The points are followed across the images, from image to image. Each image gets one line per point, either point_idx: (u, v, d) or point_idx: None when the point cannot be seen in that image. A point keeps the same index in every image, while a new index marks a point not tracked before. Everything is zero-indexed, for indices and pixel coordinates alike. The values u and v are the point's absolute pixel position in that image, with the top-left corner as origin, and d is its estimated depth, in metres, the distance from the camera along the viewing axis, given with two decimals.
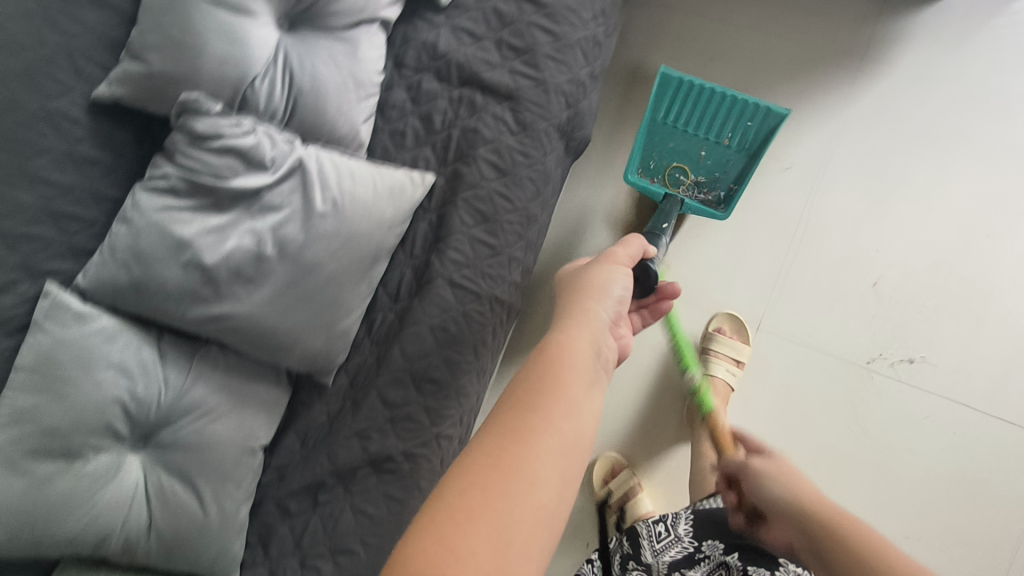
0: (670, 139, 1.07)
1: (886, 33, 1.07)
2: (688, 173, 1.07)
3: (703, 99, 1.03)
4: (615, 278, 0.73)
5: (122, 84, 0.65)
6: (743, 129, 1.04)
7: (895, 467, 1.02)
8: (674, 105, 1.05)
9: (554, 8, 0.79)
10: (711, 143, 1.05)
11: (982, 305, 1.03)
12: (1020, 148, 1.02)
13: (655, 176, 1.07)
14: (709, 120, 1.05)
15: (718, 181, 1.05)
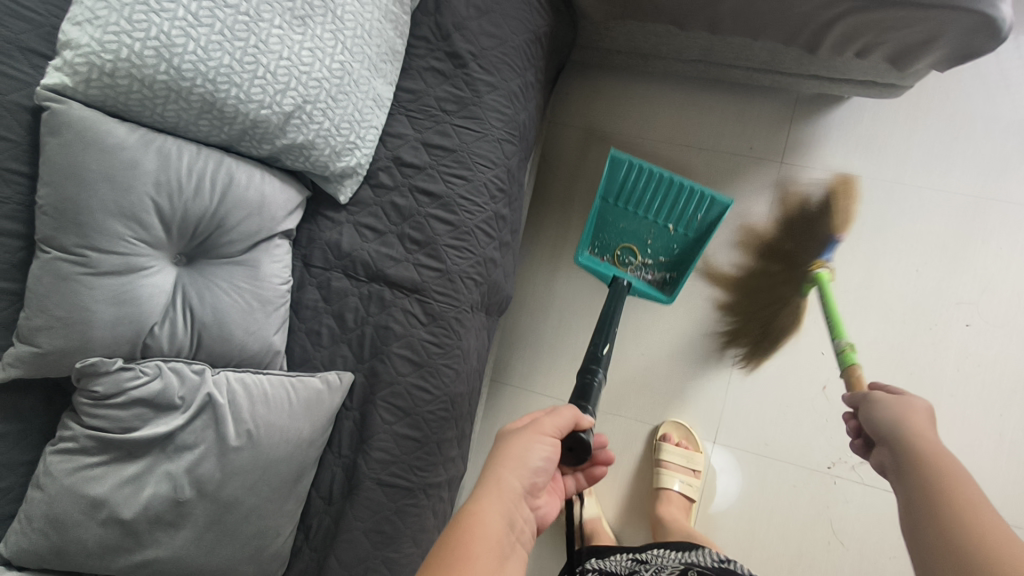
0: (620, 220, 1.05)
1: (799, 138, 1.09)
2: (636, 253, 1.05)
3: (650, 185, 1.01)
4: (535, 449, 0.57)
5: (16, 365, 0.65)
6: (688, 217, 1.01)
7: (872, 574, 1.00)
8: (624, 186, 1.03)
9: (448, 197, 0.80)
10: (657, 228, 1.03)
11: (934, 399, 1.02)
12: (943, 237, 1.04)
13: (604, 254, 1.06)
14: (654, 206, 1.03)
15: (666, 265, 1.04)
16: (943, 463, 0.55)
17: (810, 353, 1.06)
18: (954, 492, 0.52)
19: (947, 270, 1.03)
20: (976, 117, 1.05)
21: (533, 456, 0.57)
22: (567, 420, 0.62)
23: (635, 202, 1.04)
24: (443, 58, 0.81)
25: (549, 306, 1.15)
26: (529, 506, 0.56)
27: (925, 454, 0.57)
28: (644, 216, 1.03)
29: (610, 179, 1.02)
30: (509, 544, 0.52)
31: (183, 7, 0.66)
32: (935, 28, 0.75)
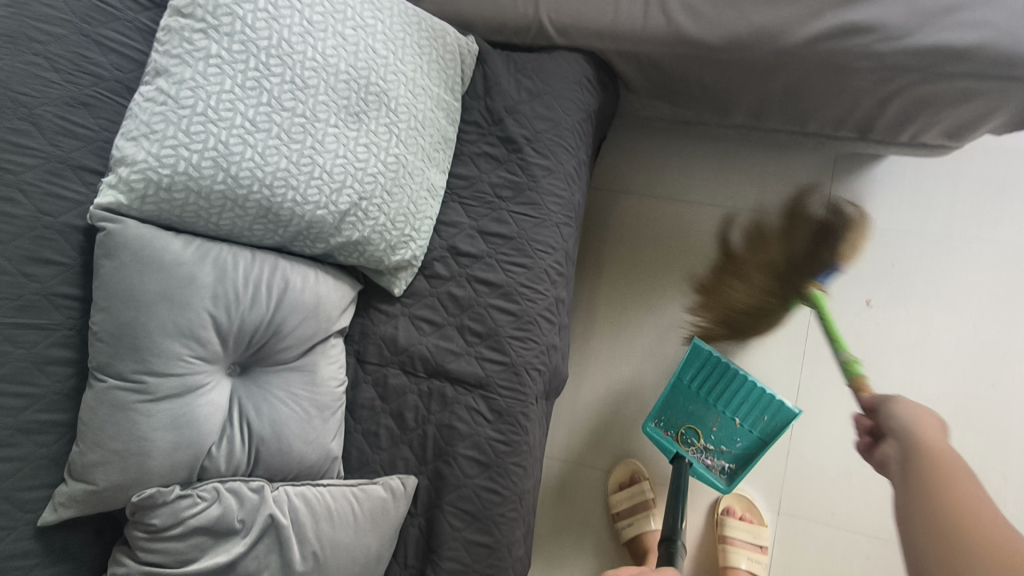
0: (690, 403, 1.03)
1: (841, 196, 1.07)
2: (701, 436, 1.02)
3: (726, 378, 0.99)
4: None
5: (69, 506, 0.60)
6: (758, 413, 0.99)
7: None
8: (697, 372, 1.01)
9: (509, 286, 0.77)
10: (724, 418, 1.01)
11: (1004, 458, 0.99)
12: (996, 292, 1.02)
13: (668, 430, 1.03)
14: (724, 398, 1.01)
15: (726, 455, 1.01)
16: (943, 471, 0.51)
17: None
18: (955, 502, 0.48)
19: (1003, 324, 1.02)
20: (1017, 171, 1.04)
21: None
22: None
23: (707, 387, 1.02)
24: (496, 142, 0.80)
25: (599, 372, 1.10)
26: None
27: (923, 451, 0.54)
28: (713, 405, 1.02)
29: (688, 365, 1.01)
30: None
31: (241, 114, 0.63)
32: (995, 105, 0.76)
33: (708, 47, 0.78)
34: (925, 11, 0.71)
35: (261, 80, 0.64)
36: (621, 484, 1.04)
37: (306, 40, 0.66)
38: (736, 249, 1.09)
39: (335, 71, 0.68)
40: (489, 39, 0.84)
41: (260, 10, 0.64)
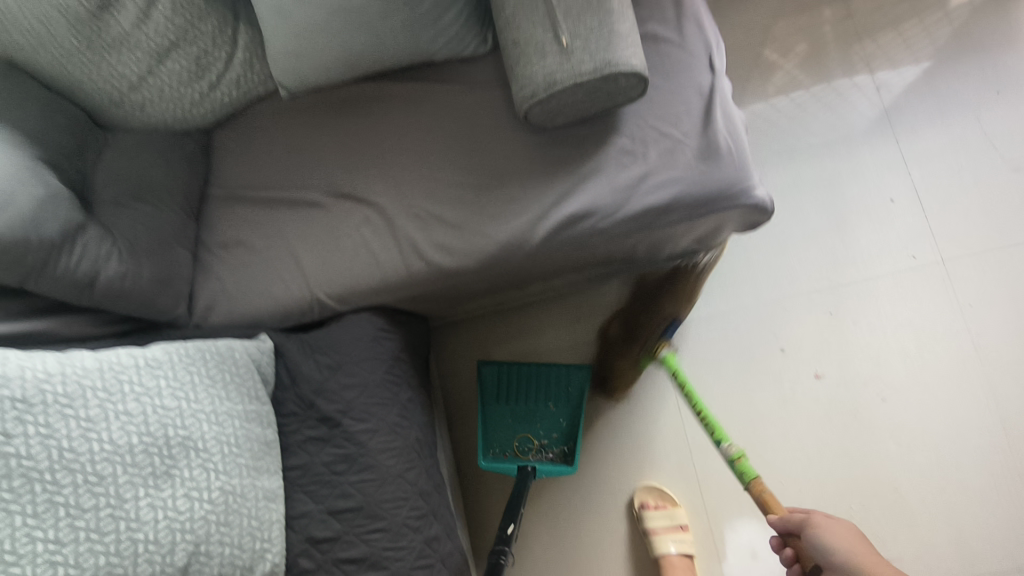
0: (505, 416, 1.11)
1: None
2: (532, 438, 1.10)
3: (520, 377, 1.11)
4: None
5: None
6: (562, 389, 1.11)
7: None
8: (499, 387, 1.12)
9: (373, 556, 0.79)
10: (540, 411, 1.11)
11: (892, 483, 1.02)
12: (818, 336, 1.10)
13: (504, 451, 1.10)
14: (531, 393, 1.12)
15: (557, 439, 1.10)
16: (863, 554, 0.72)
17: (776, 482, 1.04)
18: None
19: (839, 359, 1.09)
20: (788, 228, 1.16)
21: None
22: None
23: (512, 396, 1.12)
24: (317, 423, 0.84)
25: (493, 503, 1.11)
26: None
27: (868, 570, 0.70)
28: (527, 407, 1.11)
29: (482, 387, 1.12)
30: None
31: (42, 539, 0.63)
32: (719, 220, 0.85)
33: (468, 269, 0.84)
34: (623, 185, 0.81)
35: (52, 497, 0.65)
36: None
37: (89, 435, 0.69)
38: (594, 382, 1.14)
39: (127, 448, 0.70)
40: (282, 326, 0.90)
41: (30, 435, 0.66)
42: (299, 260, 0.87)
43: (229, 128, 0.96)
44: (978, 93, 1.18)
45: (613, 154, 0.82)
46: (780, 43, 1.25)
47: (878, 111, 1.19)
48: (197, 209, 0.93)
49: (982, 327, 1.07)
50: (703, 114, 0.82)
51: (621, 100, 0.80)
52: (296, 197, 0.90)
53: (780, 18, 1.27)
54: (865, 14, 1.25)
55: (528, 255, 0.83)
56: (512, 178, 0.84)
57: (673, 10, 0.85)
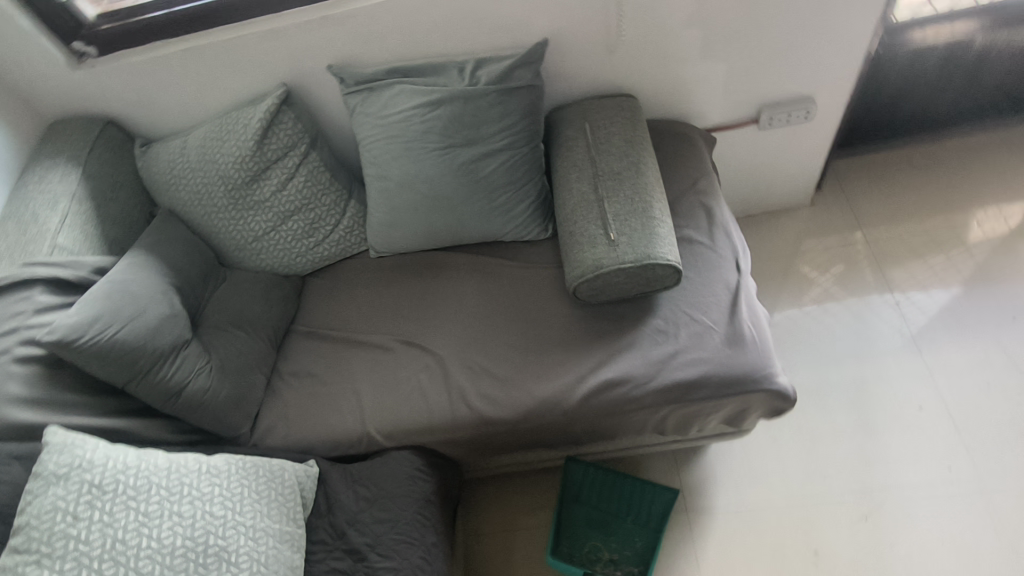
0: (581, 521, 1.12)
1: (689, 486, 1.16)
2: (603, 551, 1.09)
3: (606, 484, 1.12)
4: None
5: None
6: (646, 508, 1.11)
7: None
8: (581, 492, 1.14)
9: None
10: (618, 524, 1.11)
11: None
12: (855, 541, 1.07)
13: (573, 554, 1.09)
14: (613, 503, 1.12)
15: (630, 558, 1.07)
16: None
17: None
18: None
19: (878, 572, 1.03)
20: (818, 425, 1.19)
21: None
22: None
23: (593, 502, 1.13)
24: (342, 555, 0.86)
25: None
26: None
27: None
28: (604, 518, 1.11)
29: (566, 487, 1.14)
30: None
31: None
32: (743, 403, 0.91)
33: (507, 421, 0.92)
34: (655, 361, 0.90)
35: None
36: None
37: (141, 530, 0.74)
38: None
39: (169, 549, 0.75)
40: (330, 454, 0.96)
41: (93, 521, 0.73)
42: (358, 396, 0.97)
43: (321, 276, 1.13)
44: (1000, 318, 1.25)
45: (648, 332, 0.93)
46: (806, 256, 1.40)
47: (903, 323, 1.28)
48: (280, 340, 1.06)
49: None
50: (728, 307, 0.93)
51: (656, 287, 0.93)
52: (367, 340, 1.02)
53: (806, 236, 1.43)
54: (885, 238, 1.40)
55: (564, 414, 0.91)
56: (557, 344, 0.95)
57: (706, 219, 1.01)
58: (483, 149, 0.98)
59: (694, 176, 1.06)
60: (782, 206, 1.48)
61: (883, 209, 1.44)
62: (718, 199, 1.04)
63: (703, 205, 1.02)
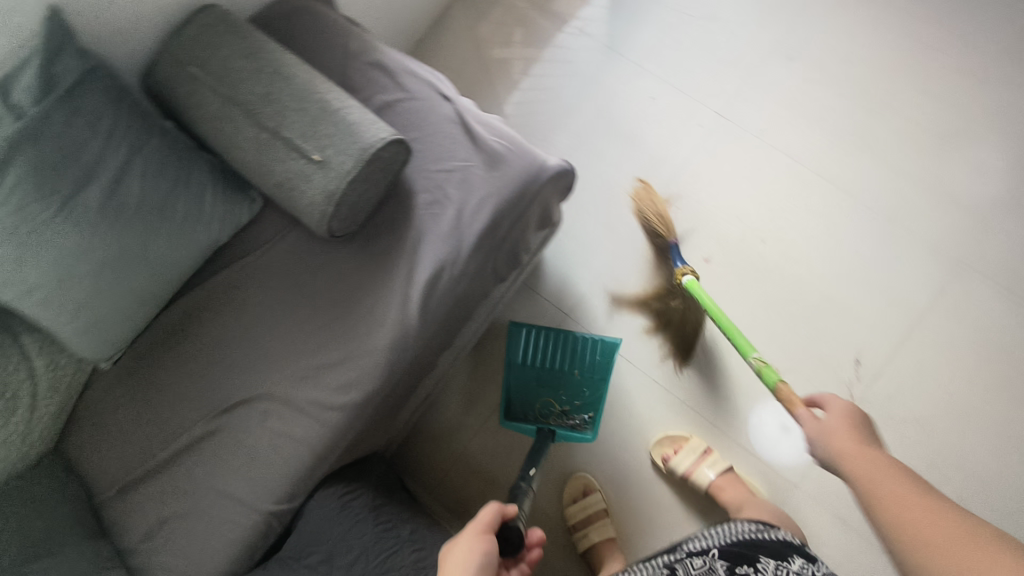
0: (529, 381, 1.12)
1: (555, 294, 1.19)
2: (554, 404, 1.10)
3: (549, 346, 1.11)
4: (471, 554, 0.67)
5: None
6: (590, 355, 1.10)
7: (953, 405, 1.06)
8: (527, 354, 1.12)
9: None
10: (566, 377, 1.11)
11: (817, 293, 1.12)
12: (685, 228, 1.19)
13: (525, 412, 1.11)
14: (558, 360, 1.11)
15: (582, 407, 1.09)
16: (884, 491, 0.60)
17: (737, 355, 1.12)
18: (948, 559, 0.51)
19: (712, 235, 1.17)
20: (601, 167, 1.25)
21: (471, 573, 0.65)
22: (494, 512, 0.73)
23: (540, 361, 1.11)
24: None
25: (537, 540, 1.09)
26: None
27: (846, 454, 0.67)
28: (550, 373, 1.11)
29: (512, 346, 1.12)
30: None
31: None
32: (542, 203, 0.90)
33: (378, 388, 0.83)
34: (450, 230, 0.84)
35: None
36: (574, 498, 1.08)
37: None
38: None
39: None
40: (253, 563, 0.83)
41: None
42: (229, 495, 0.82)
43: (77, 432, 0.88)
44: None
45: (423, 212, 0.86)
46: (492, 41, 1.37)
47: (597, 42, 1.34)
48: (100, 525, 0.85)
49: (784, 138, 1.21)
50: (467, 136, 0.88)
51: (396, 167, 0.83)
52: (186, 445, 0.84)
53: (476, 24, 1.39)
54: None
55: (420, 340, 0.83)
56: (359, 289, 0.85)
57: (385, 75, 0.91)
58: (108, 175, 0.75)
59: (340, 42, 0.93)
60: (440, 11, 1.40)
61: None
62: (379, 48, 0.93)
63: (372, 63, 0.92)
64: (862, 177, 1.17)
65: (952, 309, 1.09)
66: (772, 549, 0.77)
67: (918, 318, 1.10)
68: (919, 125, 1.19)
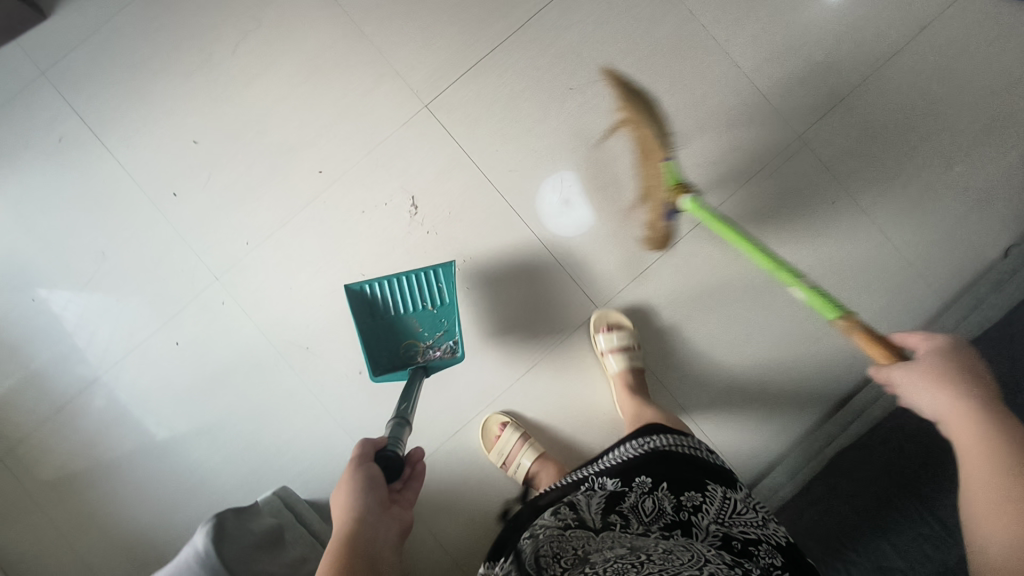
0: (388, 332, 1.09)
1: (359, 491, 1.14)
2: (418, 342, 1.08)
3: (391, 293, 1.09)
4: (351, 485, 0.79)
5: None
6: (431, 284, 1.09)
7: (552, 159, 1.17)
8: (378, 310, 1.09)
9: None
10: (418, 314, 1.09)
11: (426, 241, 1.16)
12: (331, 349, 1.15)
13: (395, 359, 1.08)
14: (405, 306, 1.09)
15: (448, 333, 1.09)
16: (975, 458, 0.70)
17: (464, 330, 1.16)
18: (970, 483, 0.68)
19: (345, 324, 1.16)
20: (239, 413, 1.15)
21: (361, 496, 0.76)
22: (364, 446, 0.85)
23: (390, 311, 1.09)
24: None
25: None
26: (379, 518, 0.76)
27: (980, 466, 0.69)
28: (401, 318, 1.09)
29: (358, 299, 1.08)
30: (366, 565, 0.70)
31: None
32: (248, 553, 0.80)
33: None
34: None
35: None
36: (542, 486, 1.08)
37: None
38: (457, 514, 1.13)
39: None
40: None
41: None
42: None
43: None
44: (35, 291, 1.16)
45: None
46: (41, 489, 1.15)
47: (90, 384, 1.16)
48: None
49: (263, 220, 1.16)
50: None
51: None
52: None
53: (11, 499, 1.14)
54: None
55: None
56: None
57: None
58: None
59: None
60: None
61: None
62: None
63: None
64: (325, 158, 1.16)
65: (469, 122, 1.17)
66: (712, 475, 0.90)
67: (472, 154, 1.17)
68: (292, 83, 1.16)
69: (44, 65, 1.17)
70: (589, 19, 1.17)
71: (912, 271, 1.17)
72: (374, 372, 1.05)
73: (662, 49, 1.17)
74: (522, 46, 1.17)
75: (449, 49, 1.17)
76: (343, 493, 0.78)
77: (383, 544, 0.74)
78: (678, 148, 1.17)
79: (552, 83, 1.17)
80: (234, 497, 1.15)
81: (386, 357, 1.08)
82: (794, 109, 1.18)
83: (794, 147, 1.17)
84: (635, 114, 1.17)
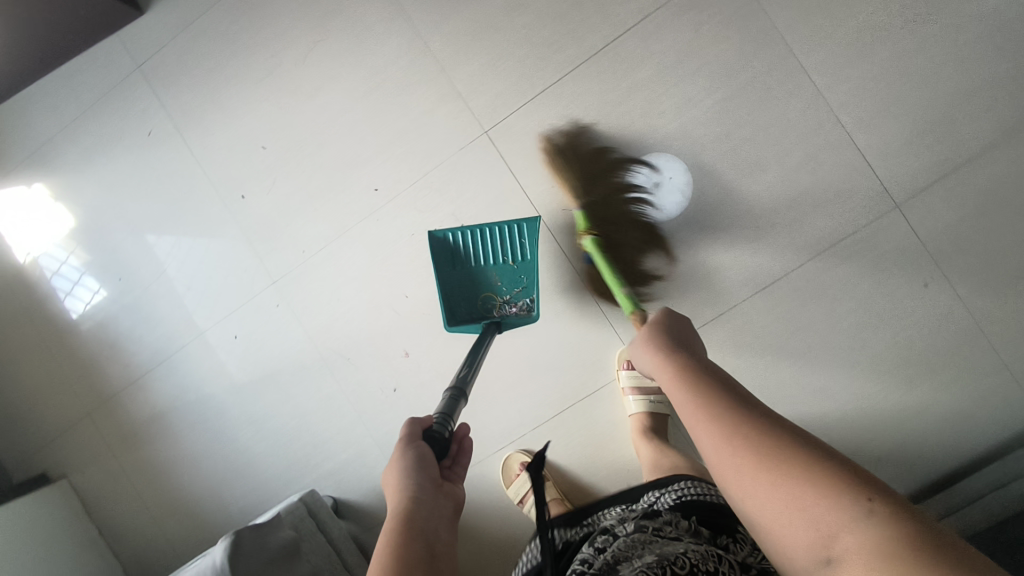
0: (468, 280, 1.05)
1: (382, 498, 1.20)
2: (494, 297, 1.05)
3: (477, 241, 1.05)
4: (402, 462, 0.71)
5: None
6: (517, 239, 1.05)
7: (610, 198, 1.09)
8: (464, 256, 1.05)
9: None
10: (499, 267, 1.06)
11: None
12: (371, 362, 1.20)
13: (471, 311, 1.05)
14: (488, 255, 1.05)
15: (527, 289, 1.05)
16: (716, 449, 0.54)
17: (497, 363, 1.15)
18: (755, 507, 0.50)
19: (386, 340, 1.19)
20: (285, 407, 1.24)
21: (414, 474, 0.70)
22: (411, 424, 0.77)
23: (472, 260, 1.05)
24: None
25: None
26: (434, 494, 0.68)
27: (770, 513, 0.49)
28: (482, 268, 1.05)
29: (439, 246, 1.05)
30: (424, 546, 0.62)
31: None
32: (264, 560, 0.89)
33: None
34: None
35: None
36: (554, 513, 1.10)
37: None
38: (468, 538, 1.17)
39: None
40: None
41: None
42: None
43: None
44: (123, 268, 1.28)
45: None
46: (119, 442, 1.31)
47: (162, 361, 1.29)
48: None
49: (319, 230, 1.19)
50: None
51: None
52: None
53: (96, 447, 1.32)
54: (73, 390, 1.32)
55: None
56: None
57: None
58: None
59: None
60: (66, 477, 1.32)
61: (37, 399, 1.34)
62: None
63: None
64: (380, 174, 1.16)
65: (529, 154, 1.11)
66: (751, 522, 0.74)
67: (528, 186, 1.12)
68: (358, 96, 1.15)
69: (140, 60, 1.23)
70: (671, 52, 1.06)
71: (1010, 378, 1.01)
72: (449, 322, 1.02)
73: (750, 92, 1.05)
74: (594, 75, 1.08)
75: (516, 73, 1.10)
76: (393, 471, 0.71)
77: (441, 522, 0.66)
78: (752, 203, 1.06)
79: (622, 118, 1.08)
80: (273, 482, 1.26)
81: (465, 306, 1.05)
82: (899, 173, 1.02)
83: (891, 216, 1.03)
84: (710, 161, 1.07)
